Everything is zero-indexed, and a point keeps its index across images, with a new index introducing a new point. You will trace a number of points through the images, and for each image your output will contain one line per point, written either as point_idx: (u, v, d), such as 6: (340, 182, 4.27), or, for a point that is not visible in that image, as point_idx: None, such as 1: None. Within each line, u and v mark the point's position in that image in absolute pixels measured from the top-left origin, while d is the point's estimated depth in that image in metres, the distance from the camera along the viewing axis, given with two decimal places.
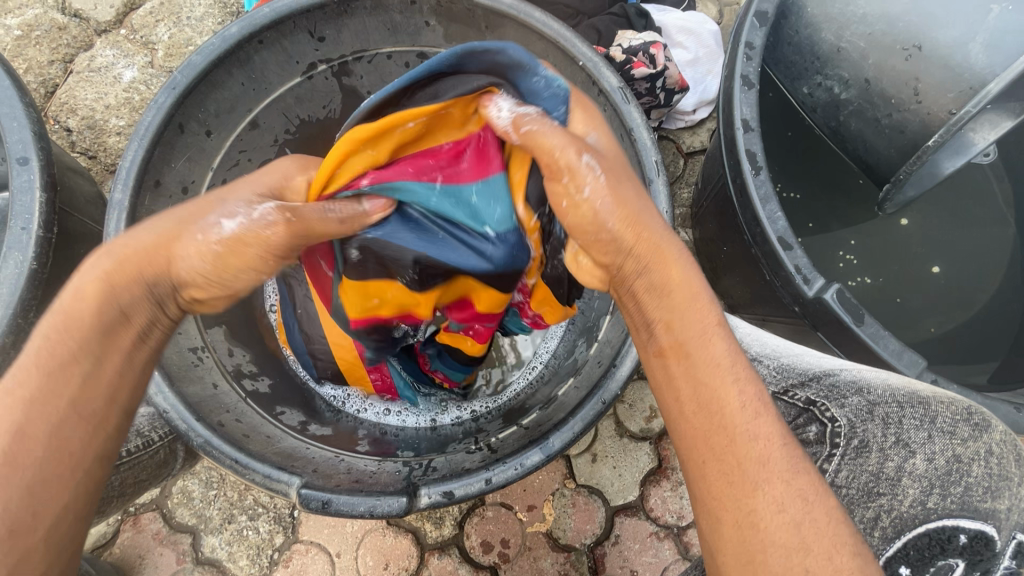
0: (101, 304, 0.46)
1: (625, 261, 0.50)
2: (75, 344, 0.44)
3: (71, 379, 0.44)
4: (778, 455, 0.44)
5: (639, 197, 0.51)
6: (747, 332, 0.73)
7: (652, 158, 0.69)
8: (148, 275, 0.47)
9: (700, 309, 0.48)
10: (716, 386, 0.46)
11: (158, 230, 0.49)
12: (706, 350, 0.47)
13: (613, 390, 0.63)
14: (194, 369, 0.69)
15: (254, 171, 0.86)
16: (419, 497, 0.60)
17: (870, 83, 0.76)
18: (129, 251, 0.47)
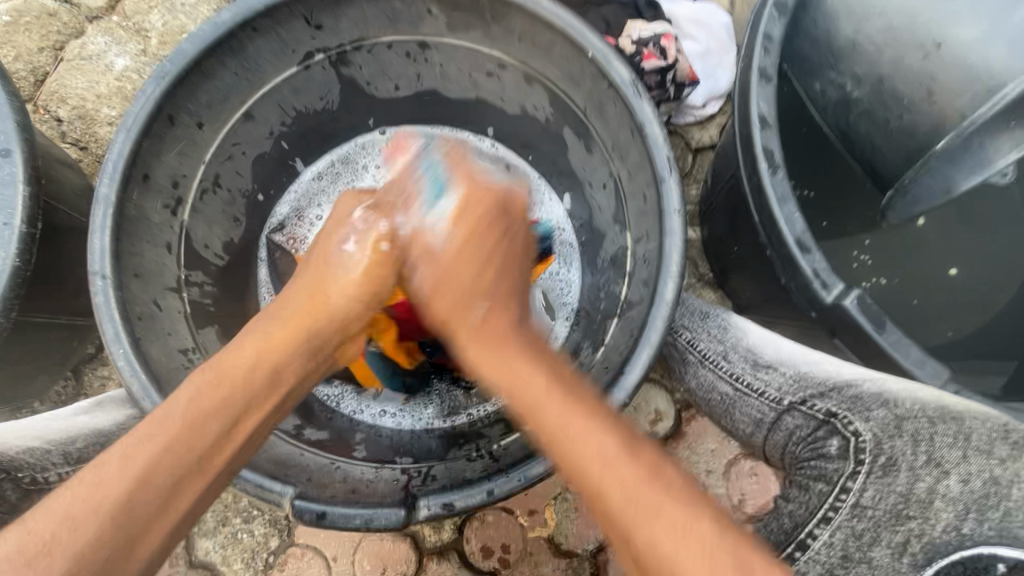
0: (263, 366, 0.55)
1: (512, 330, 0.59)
2: (226, 395, 0.52)
3: (214, 424, 0.51)
4: (630, 475, 0.46)
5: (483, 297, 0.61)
6: (760, 336, 0.71)
7: (663, 154, 0.65)
8: (299, 337, 0.58)
9: (505, 349, 0.55)
10: (540, 409, 0.50)
11: (305, 293, 0.61)
12: (521, 384, 0.52)
13: (621, 398, 0.61)
14: None
15: (249, 165, 0.83)
16: (418, 509, 0.57)
17: (884, 81, 0.71)
18: (294, 307, 0.59)
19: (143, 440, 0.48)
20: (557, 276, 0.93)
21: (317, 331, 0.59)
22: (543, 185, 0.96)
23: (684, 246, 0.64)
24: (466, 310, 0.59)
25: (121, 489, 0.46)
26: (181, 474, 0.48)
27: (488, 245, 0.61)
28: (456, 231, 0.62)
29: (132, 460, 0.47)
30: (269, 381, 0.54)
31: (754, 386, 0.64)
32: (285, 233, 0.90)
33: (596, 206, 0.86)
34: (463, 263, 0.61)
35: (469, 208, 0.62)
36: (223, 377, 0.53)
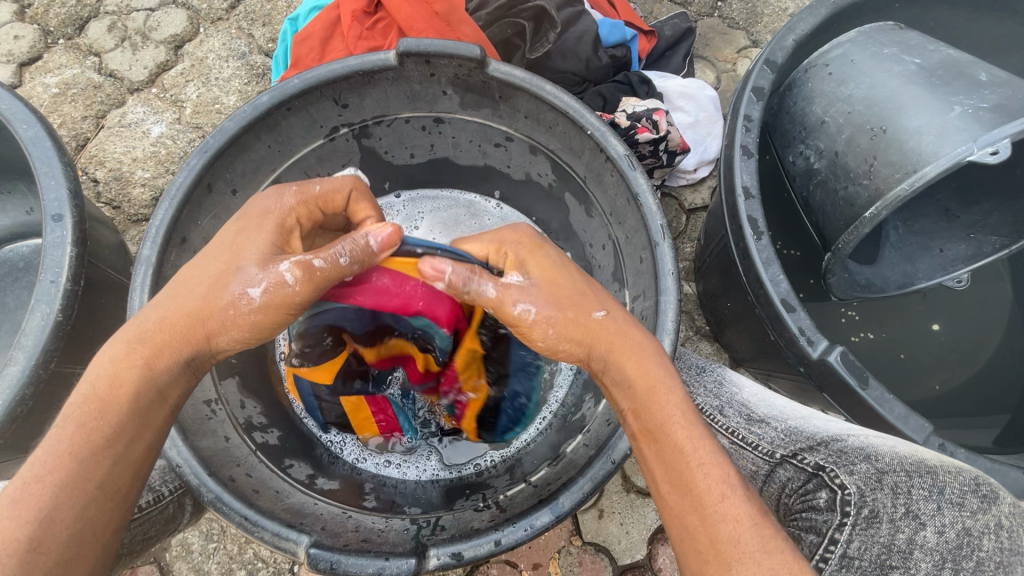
0: (142, 373, 0.53)
1: (591, 358, 0.57)
2: (108, 425, 0.51)
3: (104, 459, 0.51)
4: (744, 512, 0.48)
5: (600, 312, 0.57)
6: (752, 391, 0.76)
7: (657, 221, 0.72)
8: (176, 354, 0.55)
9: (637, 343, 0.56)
10: (665, 432, 0.52)
11: (185, 305, 0.55)
12: (656, 404, 0.53)
13: (622, 449, 0.63)
14: (207, 422, 0.70)
15: None
16: (427, 559, 0.59)
17: (839, 155, 0.79)
18: (166, 327, 0.54)
19: (37, 483, 0.48)
20: None
21: (195, 352, 0.56)
22: None
23: (677, 304, 0.69)
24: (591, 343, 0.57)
25: (45, 500, 0.48)
26: (85, 501, 0.50)
27: (573, 275, 0.59)
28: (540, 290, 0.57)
29: (48, 477, 0.49)
30: (156, 398, 0.54)
31: (747, 439, 0.66)
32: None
33: (596, 264, 0.92)
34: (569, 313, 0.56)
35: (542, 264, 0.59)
36: (106, 410, 0.51)
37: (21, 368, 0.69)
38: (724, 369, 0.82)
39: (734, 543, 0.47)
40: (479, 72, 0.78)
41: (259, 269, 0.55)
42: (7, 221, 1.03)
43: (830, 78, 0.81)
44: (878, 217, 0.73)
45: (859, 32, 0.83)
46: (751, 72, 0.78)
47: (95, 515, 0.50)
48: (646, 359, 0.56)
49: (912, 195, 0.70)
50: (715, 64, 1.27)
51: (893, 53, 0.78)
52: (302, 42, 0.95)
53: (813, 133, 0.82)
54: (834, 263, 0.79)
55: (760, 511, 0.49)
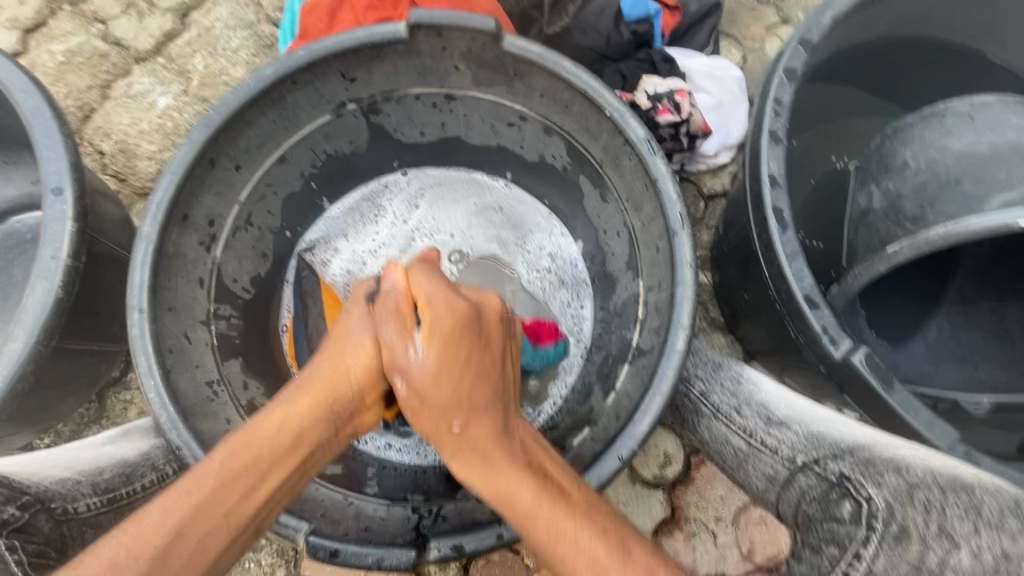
0: (295, 428, 0.55)
1: (463, 428, 0.56)
2: (254, 458, 0.52)
3: (237, 491, 0.51)
4: (602, 554, 0.47)
5: (462, 360, 0.59)
6: (771, 386, 0.74)
7: (676, 209, 0.68)
8: (325, 401, 0.57)
9: (495, 461, 0.54)
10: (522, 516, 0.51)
11: (326, 368, 0.59)
12: (506, 490, 0.52)
13: (631, 446, 0.62)
14: (209, 404, 0.71)
15: (279, 204, 0.88)
16: (429, 550, 0.59)
17: (900, 198, 0.75)
18: (320, 386, 0.58)
19: (184, 496, 0.49)
20: (569, 311, 0.97)
21: (340, 398, 0.59)
22: (552, 224, 1.00)
23: (694, 296, 0.66)
24: (444, 423, 0.57)
25: (161, 539, 0.47)
26: (208, 532, 0.49)
27: (469, 358, 0.59)
28: (431, 351, 0.59)
29: (167, 514, 0.48)
30: (292, 445, 0.54)
31: (767, 443, 0.63)
32: (316, 255, 0.96)
33: (610, 251, 0.89)
34: (442, 382, 0.58)
35: (437, 321, 0.60)
36: (228, 468, 0.51)
37: (22, 344, 0.68)
38: (741, 367, 0.79)
39: None
40: (493, 46, 0.74)
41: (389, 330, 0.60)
42: (14, 193, 1.02)
43: (940, 126, 0.75)
44: (896, 256, 0.65)
45: (999, 99, 0.76)
46: (783, 51, 0.73)
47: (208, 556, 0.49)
48: (487, 431, 0.55)
49: (945, 245, 0.62)
50: (741, 42, 1.21)
51: (1016, 124, 0.72)
52: (309, 11, 0.91)
53: (890, 174, 0.78)
54: (837, 293, 0.72)
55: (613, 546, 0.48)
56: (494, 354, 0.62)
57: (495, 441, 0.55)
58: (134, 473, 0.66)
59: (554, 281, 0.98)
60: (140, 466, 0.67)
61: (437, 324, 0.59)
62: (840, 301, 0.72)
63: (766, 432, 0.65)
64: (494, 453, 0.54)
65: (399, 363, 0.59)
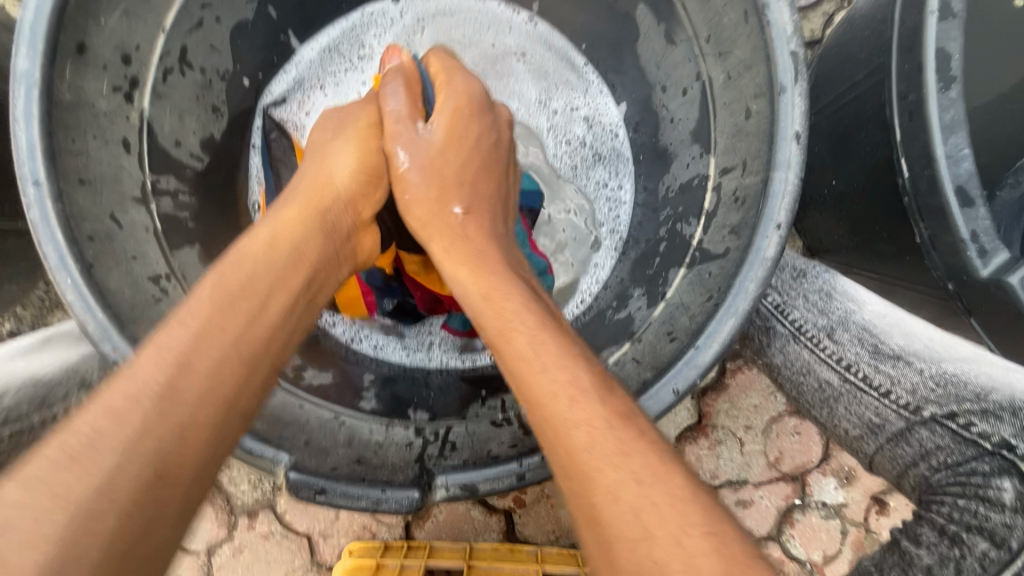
0: (295, 244, 0.44)
1: (462, 210, 0.52)
2: (247, 279, 0.41)
3: (239, 318, 0.38)
4: (597, 412, 0.35)
5: (478, 144, 0.56)
6: (877, 305, 0.58)
7: (789, 50, 0.47)
8: (318, 211, 0.48)
9: (490, 259, 0.48)
10: (508, 322, 0.41)
11: (310, 177, 0.51)
12: (498, 295, 0.44)
13: (692, 377, 0.48)
14: (155, 306, 0.55)
15: (225, 38, 0.65)
16: (434, 490, 0.49)
17: None
18: (308, 195, 0.49)
19: (177, 329, 0.36)
20: (604, 192, 0.77)
21: (333, 210, 0.49)
22: (587, 77, 0.76)
23: (799, 184, 0.47)
24: (443, 209, 0.52)
25: (159, 381, 0.34)
26: (217, 361, 0.36)
27: (478, 149, 0.56)
28: (440, 121, 0.55)
29: (166, 351, 0.35)
30: (294, 255, 0.44)
31: (879, 384, 0.50)
32: (285, 115, 0.75)
33: (667, 117, 0.67)
34: (447, 158, 0.54)
35: (453, 94, 0.56)
36: (224, 283, 0.40)
37: None
38: (834, 278, 0.62)
39: (629, 479, 0.32)
40: None
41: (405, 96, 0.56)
42: None
43: None
44: None
45: None
46: None
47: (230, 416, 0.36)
48: (479, 229, 0.51)
49: None
50: None
51: None
52: None
53: None
54: None
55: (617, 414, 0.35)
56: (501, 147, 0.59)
57: (487, 241, 0.50)
58: (55, 394, 0.52)
59: (587, 156, 0.78)
60: (61, 385, 0.53)
61: (451, 97, 0.56)
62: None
63: (875, 372, 0.50)
64: (486, 246, 0.50)
65: (404, 133, 0.54)
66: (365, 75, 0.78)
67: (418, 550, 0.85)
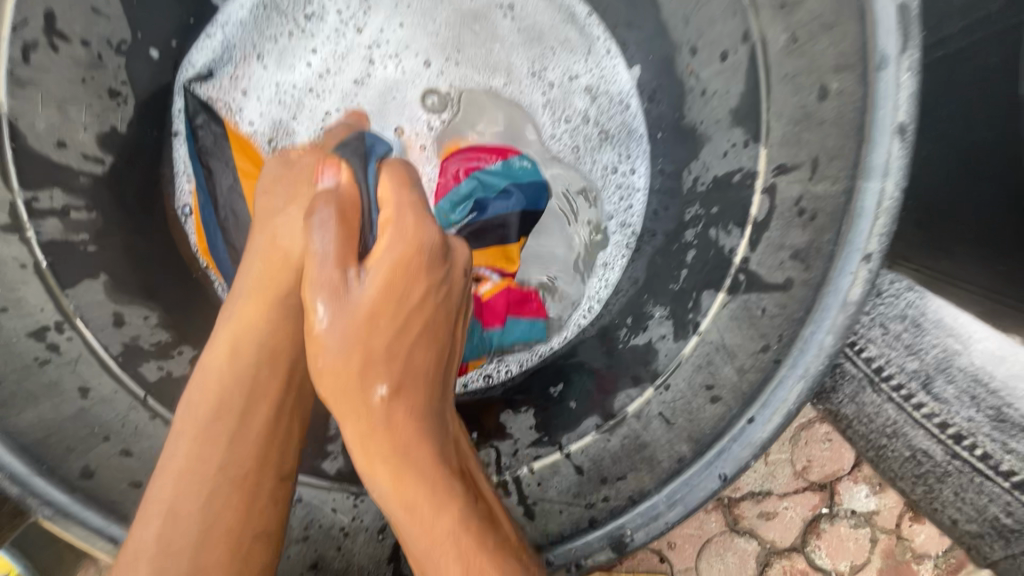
0: (285, 334, 0.37)
1: (400, 391, 0.32)
2: (228, 397, 0.35)
3: (225, 432, 0.34)
4: None
5: (431, 294, 0.35)
6: (992, 344, 0.47)
7: (895, 4, 0.32)
8: (281, 299, 0.37)
9: (421, 459, 0.30)
10: (439, 562, 0.28)
11: (260, 249, 0.38)
12: (424, 535, 0.29)
13: (741, 460, 0.37)
14: (43, 371, 0.43)
15: None
16: None
17: None
18: (269, 271, 0.37)
19: (175, 464, 0.33)
20: (613, 176, 0.61)
21: (301, 291, 0.38)
22: (593, 30, 0.60)
23: (899, 197, 0.34)
24: (365, 389, 0.32)
25: (171, 527, 0.31)
26: (212, 491, 0.32)
27: (428, 301, 0.35)
28: (380, 271, 0.34)
29: (150, 503, 0.32)
30: (268, 356, 0.36)
31: (998, 458, 0.46)
32: (211, 91, 0.59)
33: (695, 86, 0.52)
34: (385, 317, 0.33)
35: (402, 224, 0.36)
36: (197, 411, 0.34)
37: None
38: (924, 302, 0.49)
39: None
40: None
41: (334, 217, 0.35)
42: None
43: None
44: None
45: None
46: None
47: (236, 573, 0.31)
48: (419, 424, 0.32)
49: None
50: None
51: None
52: None
53: None
54: None
55: None
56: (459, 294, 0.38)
57: (428, 428, 0.32)
58: None
59: (591, 133, 0.62)
60: None
61: (394, 245, 0.35)
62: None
63: (1001, 452, 0.45)
64: (425, 440, 0.31)
65: (324, 283, 0.33)
66: (313, 38, 0.62)
67: None
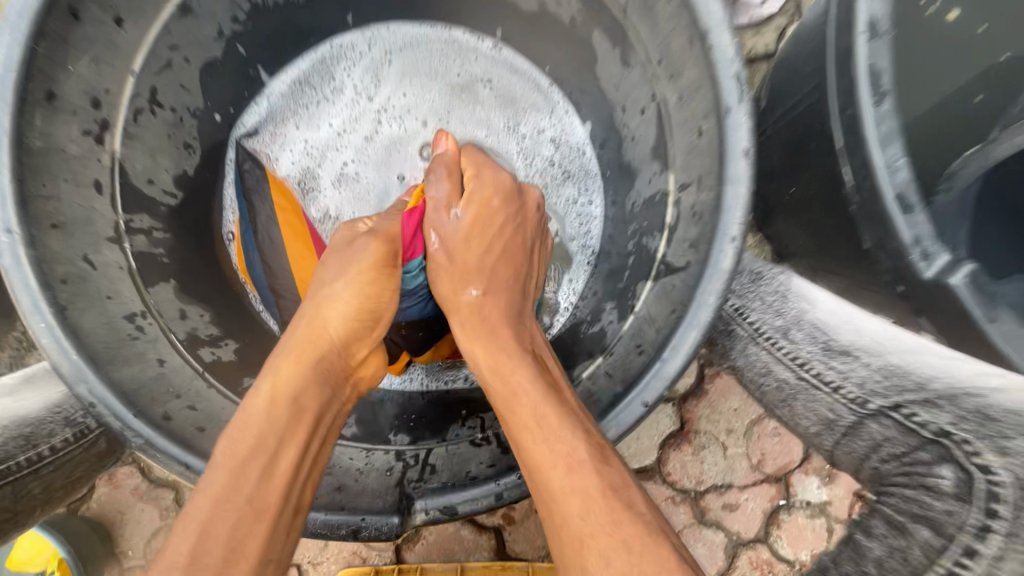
0: (308, 392, 0.48)
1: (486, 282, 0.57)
2: (264, 435, 0.45)
3: (256, 471, 0.43)
4: (593, 489, 0.43)
5: (515, 238, 0.59)
6: (829, 303, 0.58)
7: (731, 72, 0.49)
8: (313, 360, 0.50)
9: (507, 342, 0.53)
10: (515, 399, 0.49)
11: (304, 325, 0.51)
12: (504, 384, 0.50)
13: (658, 389, 0.50)
14: (132, 344, 0.56)
15: (195, 76, 0.66)
16: (414, 514, 0.50)
17: None
18: (302, 344, 0.50)
19: (212, 487, 0.42)
20: (574, 208, 0.78)
21: (328, 355, 0.51)
22: (554, 97, 0.79)
23: (749, 197, 0.50)
24: (461, 288, 0.57)
25: (191, 541, 0.39)
26: (237, 518, 0.41)
27: (505, 236, 0.59)
28: (467, 212, 0.58)
29: (189, 520, 0.40)
30: (295, 411, 0.47)
31: (828, 377, 0.48)
32: (257, 144, 0.76)
33: (628, 135, 0.69)
34: (472, 245, 0.58)
35: (491, 184, 0.59)
36: (236, 448, 0.44)
37: None
38: (789, 283, 0.63)
39: (590, 536, 0.41)
40: None
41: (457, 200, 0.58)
42: None
43: None
44: None
45: None
46: None
47: (273, 546, 0.42)
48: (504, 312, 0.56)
49: None
50: None
51: None
52: None
53: None
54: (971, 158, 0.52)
55: (612, 490, 0.43)
56: (534, 222, 0.62)
57: (506, 320, 0.55)
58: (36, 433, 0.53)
59: (557, 174, 0.79)
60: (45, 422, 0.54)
61: (480, 188, 0.59)
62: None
63: (826, 367, 0.50)
64: (504, 327, 0.54)
65: (438, 220, 0.59)
66: (335, 105, 0.79)
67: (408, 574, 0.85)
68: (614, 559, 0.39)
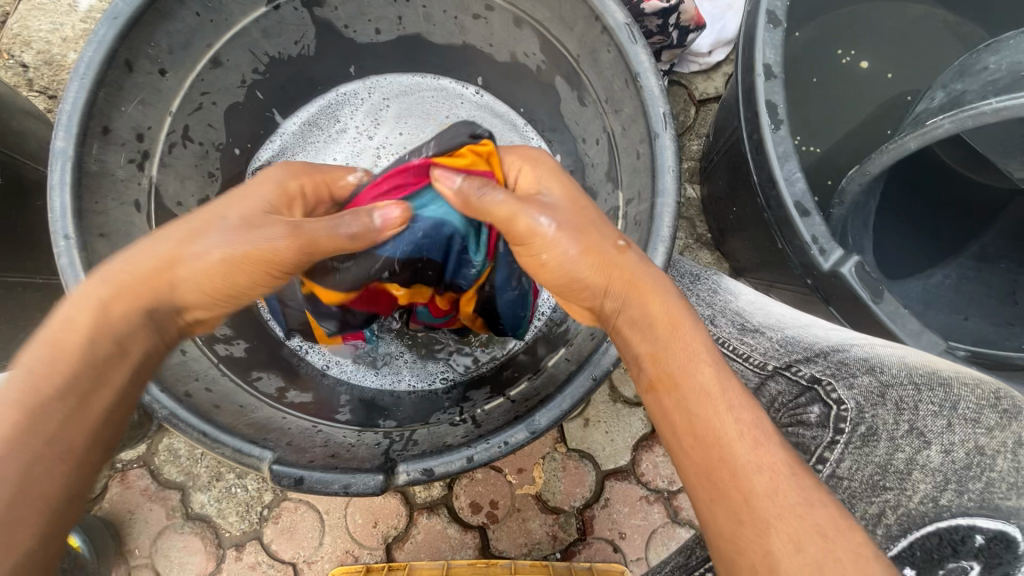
0: (129, 323, 0.46)
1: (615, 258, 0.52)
2: (63, 371, 0.43)
3: (60, 410, 0.41)
4: (774, 460, 0.41)
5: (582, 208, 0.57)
6: (750, 296, 0.72)
7: (658, 108, 0.61)
8: (148, 301, 0.48)
9: (671, 313, 0.48)
10: (694, 370, 0.45)
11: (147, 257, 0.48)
12: (682, 346, 0.46)
13: (604, 365, 0.59)
14: None
15: (220, 116, 0.79)
16: (397, 475, 0.57)
17: (964, 93, 0.63)
18: (133, 275, 0.48)
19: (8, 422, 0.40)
20: None
21: (165, 300, 0.49)
22: (529, 134, 0.91)
23: (676, 206, 0.60)
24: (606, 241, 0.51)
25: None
26: (34, 459, 0.40)
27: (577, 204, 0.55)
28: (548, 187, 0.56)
29: None
30: (119, 347, 0.46)
31: (740, 348, 0.63)
32: None
33: (589, 162, 0.81)
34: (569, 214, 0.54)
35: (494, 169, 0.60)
36: (37, 387, 0.42)
37: None
38: (721, 280, 0.77)
39: (771, 499, 0.39)
40: None
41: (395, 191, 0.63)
42: None
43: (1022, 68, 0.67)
44: (935, 131, 0.56)
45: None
46: None
47: (75, 489, 0.42)
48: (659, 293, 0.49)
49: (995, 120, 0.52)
50: None
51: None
52: None
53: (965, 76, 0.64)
54: (854, 178, 0.66)
55: (797, 462, 0.41)
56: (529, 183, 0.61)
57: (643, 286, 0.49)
58: None
59: None
60: None
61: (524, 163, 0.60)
62: (858, 183, 0.65)
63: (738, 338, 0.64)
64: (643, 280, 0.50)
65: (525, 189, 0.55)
66: (339, 143, 0.91)
67: (397, 570, 0.90)
68: (806, 518, 0.38)
